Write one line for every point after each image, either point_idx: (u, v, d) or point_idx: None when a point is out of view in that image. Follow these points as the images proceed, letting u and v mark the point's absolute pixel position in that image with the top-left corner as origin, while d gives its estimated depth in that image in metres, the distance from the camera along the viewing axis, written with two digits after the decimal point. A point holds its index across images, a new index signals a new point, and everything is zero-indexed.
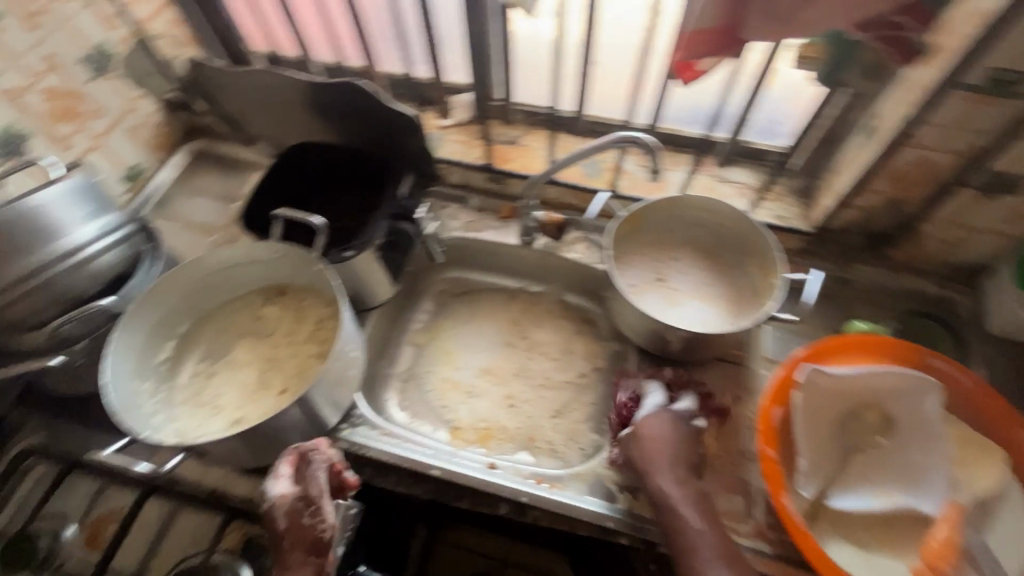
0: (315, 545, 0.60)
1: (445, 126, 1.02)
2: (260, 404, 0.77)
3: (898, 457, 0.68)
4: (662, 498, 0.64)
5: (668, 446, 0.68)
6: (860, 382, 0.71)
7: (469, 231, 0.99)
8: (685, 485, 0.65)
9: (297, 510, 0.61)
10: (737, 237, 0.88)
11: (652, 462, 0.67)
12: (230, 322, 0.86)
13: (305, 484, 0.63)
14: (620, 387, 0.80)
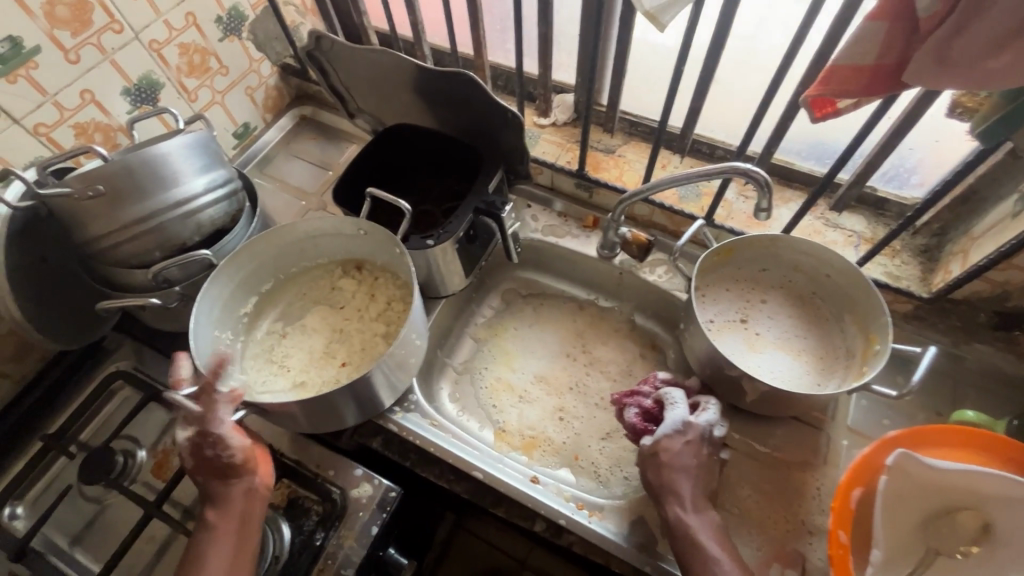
0: (225, 470, 0.63)
1: (543, 124, 0.99)
2: (322, 372, 0.81)
3: (990, 572, 0.61)
4: (681, 529, 0.63)
5: (683, 472, 0.66)
6: (960, 480, 0.62)
7: (549, 235, 0.98)
8: (702, 513, 0.65)
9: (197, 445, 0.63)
10: (840, 291, 0.80)
11: (672, 492, 0.65)
12: (310, 291, 0.90)
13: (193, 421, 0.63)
14: (626, 401, 0.75)
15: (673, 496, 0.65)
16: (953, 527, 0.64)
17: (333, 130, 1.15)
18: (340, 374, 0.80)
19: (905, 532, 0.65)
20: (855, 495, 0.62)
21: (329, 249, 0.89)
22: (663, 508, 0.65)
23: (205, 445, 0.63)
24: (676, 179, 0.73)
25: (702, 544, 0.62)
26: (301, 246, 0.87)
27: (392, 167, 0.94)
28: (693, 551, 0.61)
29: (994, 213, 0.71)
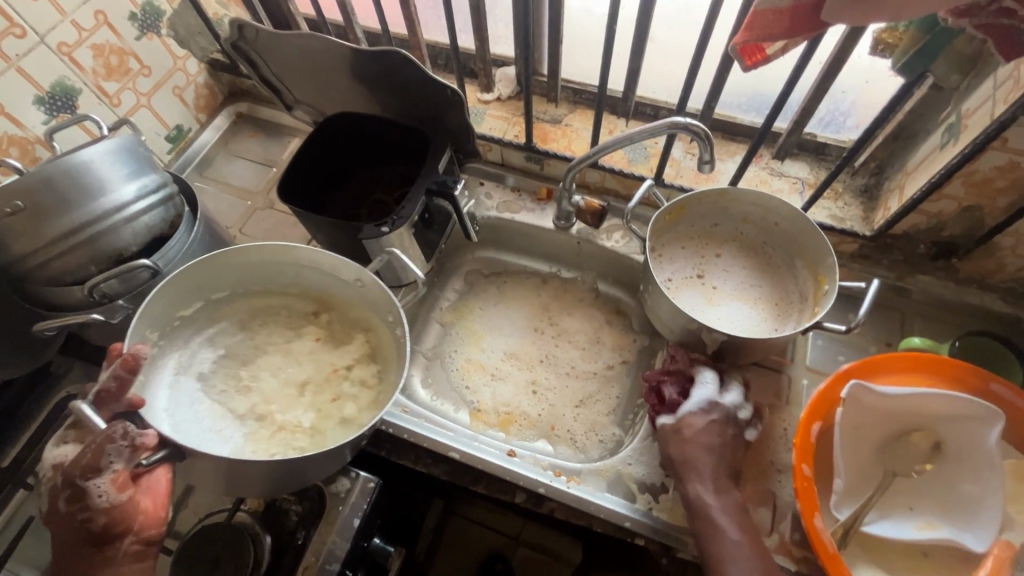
0: (92, 538, 0.56)
1: (486, 100, 0.98)
2: (290, 408, 0.77)
3: (946, 486, 0.64)
4: (697, 506, 0.64)
5: (706, 450, 0.67)
6: (911, 404, 0.65)
7: (504, 212, 0.97)
8: (723, 493, 0.65)
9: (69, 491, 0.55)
10: (788, 239, 0.83)
11: (693, 467, 0.66)
12: (260, 325, 0.84)
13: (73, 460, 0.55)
14: (664, 380, 0.75)
15: (690, 471, 0.66)
16: (908, 449, 0.67)
17: (273, 125, 1.11)
18: (308, 420, 0.75)
19: (865, 459, 0.68)
20: (815, 430, 0.65)
21: (304, 282, 0.84)
22: (683, 482, 0.66)
23: (72, 504, 0.55)
24: (621, 141, 0.73)
25: (714, 519, 0.62)
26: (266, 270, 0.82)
27: (336, 156, 0.91)
28: (705, 524, 0.63)
29: (924, 147, 0.74)
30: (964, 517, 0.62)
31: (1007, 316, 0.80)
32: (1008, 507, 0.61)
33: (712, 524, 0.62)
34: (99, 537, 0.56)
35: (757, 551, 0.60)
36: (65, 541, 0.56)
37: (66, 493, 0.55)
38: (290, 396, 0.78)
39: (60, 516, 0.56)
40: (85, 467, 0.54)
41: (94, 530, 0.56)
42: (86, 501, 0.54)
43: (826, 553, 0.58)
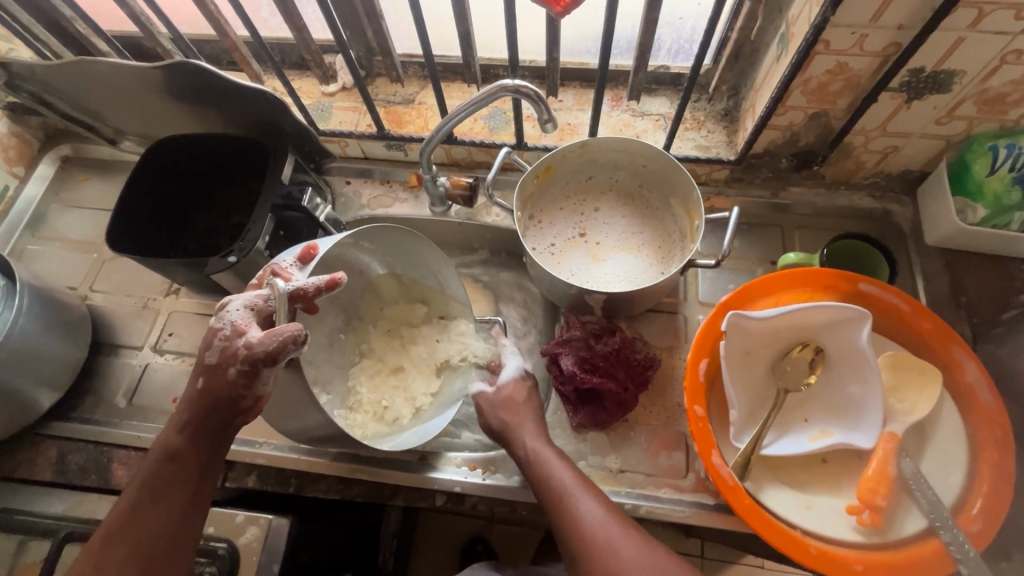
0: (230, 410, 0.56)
1: (331, 92, 0.91)
2: (415, 384, 0.75)
3: (833, 392, 0.66)
4: (533, 464, 0.64)
5: (519, 408, 0.69)
6: (790, 321, 0.66)
7: (377, 207, 0.91)
8: (551, 445, 0.66)
9: (235, 360, 0.54)
10: (659, 177, 0.81)
11: (516, 429, 0.67)
12: (355, 288, 0.76)
13: (256, 339, 0.54)
14: (559, 350, 0.73)
15: (516, 434, 0.67)
16: (795, 365, 0.68)
17: (107, 162, 1.00)
18: (424, 401, 0.74)
19: (758, 383, 0.68)
20: (704, 367, 0.65)
21: (433, 284, 0.79)
22: (512, 445, 0.67)
23: (241, 379, 0.54)
24: (462, 111, 0.69)
25: (550, 471, 0.63)
26: (426, 262, 0.76)
27: (172, 188, 0.81)
28: (542, 479, 0.63)
29: (764, 61, 0.73)
30: (852, 417, 0.64)
31: (875, 211, 0.82)
32: (888, 398, 0.64)
33: (546, 471, 0.63)
34: (228, 411, 0.57)
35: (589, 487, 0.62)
36: (197, 396, 0.57)
37: (240, 364, 0.54)
38: (408, 363, 0.77)
39: (210, 375, 0.56)
40: (267, 354, 0.53)
41: (238, 409, 0.56)
42: (255, 381, 0.55)
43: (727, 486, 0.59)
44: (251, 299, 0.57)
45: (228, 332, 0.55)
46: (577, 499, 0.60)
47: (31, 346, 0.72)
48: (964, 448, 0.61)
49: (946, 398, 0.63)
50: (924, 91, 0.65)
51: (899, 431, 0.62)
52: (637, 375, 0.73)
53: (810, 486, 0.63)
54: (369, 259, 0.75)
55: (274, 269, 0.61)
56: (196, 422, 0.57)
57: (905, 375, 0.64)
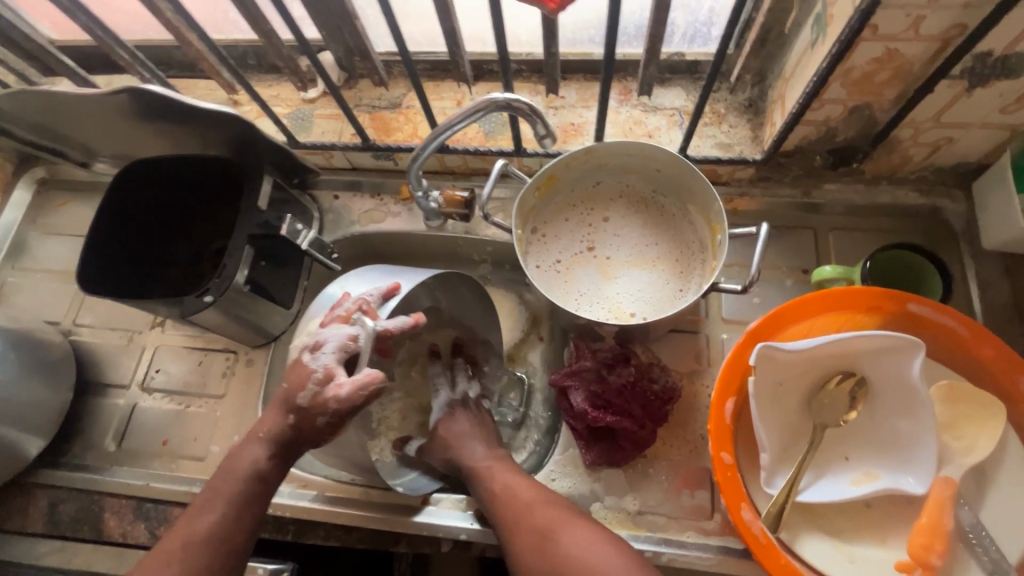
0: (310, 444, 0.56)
1: (311, 99, 0.83)
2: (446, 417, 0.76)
3: (878, 428, 0.58)
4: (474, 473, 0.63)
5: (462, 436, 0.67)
6: (829, 350, 0.58)
7: (368, 223, 0.84)
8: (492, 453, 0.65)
9: (323, 407, 0.53)
10: (676, 182, 0.72)
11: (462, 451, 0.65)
12: None
13: (345, 393, 0.52)
14: (569, 384, 0.67)
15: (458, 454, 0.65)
16: (834, 397, 0.61)
17: (83, 184, 0.94)
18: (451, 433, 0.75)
19: (792, 418, 0.61)
20: (731, 407, 0.58)
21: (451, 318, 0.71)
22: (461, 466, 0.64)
23: (331, 427, 0.54)
24: (450, 125, 0.61)
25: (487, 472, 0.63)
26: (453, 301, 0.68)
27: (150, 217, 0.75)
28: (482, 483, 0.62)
29: (796, 46, 0.63)
30: (901, 458, 0.57)
31: (924, 209, 0.73)
32: (943, 435, 0.56)
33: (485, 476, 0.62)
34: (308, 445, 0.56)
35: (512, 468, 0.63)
36: (289, 430, 0.56)
37: (331, 416, 0.53)
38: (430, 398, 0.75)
39: (300, 415, 0.54)
40: (350, 406, 0.52)
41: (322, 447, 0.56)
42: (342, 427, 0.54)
43: (755, 539, 0.54)
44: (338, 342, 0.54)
45: (316, 376, 0.53)
46: (500, 479, 0.61)
47: (9, 395, 0.69)
48: None
49: (1011, 437, 0.55)
50: (989, 78, 0.55)
51: (956, 475, 0.54)
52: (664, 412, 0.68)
53: (851, 535, 0.57)
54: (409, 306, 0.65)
55: (355, 298, 0.57)
56: (284, 453, 0.57)
57: (963, 410, 0.56)
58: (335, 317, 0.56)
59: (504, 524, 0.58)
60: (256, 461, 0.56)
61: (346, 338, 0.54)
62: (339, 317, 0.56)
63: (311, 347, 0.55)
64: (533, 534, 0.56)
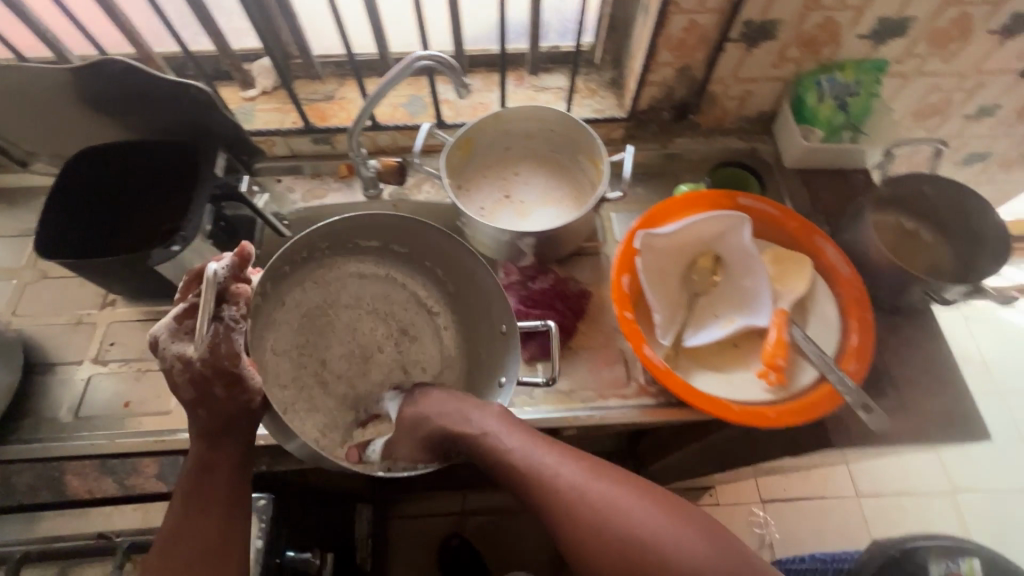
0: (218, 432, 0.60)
1: (251, 96, 0.95)
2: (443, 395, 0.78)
3: (732, 287, 0.78)
4: (482, 448, 0.63)
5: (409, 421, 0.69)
6: (689, 232, 0.78)
7: (312, 199, 0.95)
8: (495, 417, 0.65)
9: (206, 375, 0.56)
10: (567, 138, 0.91)
11: (451, 423, 0.66)
12: (388, 296, 0.82)
13: (222, 348, 0.56)
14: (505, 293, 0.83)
15: (460, 425, 0.65)
16: (700, 272, 0.80)
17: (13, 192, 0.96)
18: None
19: (674, 292, 0.79)
20: (626, 281, 0.75)
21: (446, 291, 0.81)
22: (459, 438, 0.65)
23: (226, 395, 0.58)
24: (384, 86, 0.75)
25: (506, 444, 0.62)
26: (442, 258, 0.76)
27: (107, 174, 0.79)
28: (496, 456, 0.62)
29: (635, 29, 0.87)
30: (751, 305, 0.76)
31: (746, 150, 0.98)
32: (775, 285, 0.77)
33: (503, 448, 0.62)
34: (225, 427, 0.60)
35: (546, 445, 0.62)
36: (205, 463, 0.60)
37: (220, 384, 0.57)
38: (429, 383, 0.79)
39: (209, 407, 0.58)
40: (227, 358, 0.56)
41: (249, 413, 0.60)
42: (238, 391, 0.58)
43: (655, 366, 0.70)
44: (208, 377, 0.56)
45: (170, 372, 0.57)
46: (556, 467, 0.59)
47: None
48: (835, 312, 0.75)
49: (816, 278, 0.77)
50: (757, 39, 0.81)
51: (786, 307, 0.75)
52: (568, 302, 0.83)
53: (727, 367, 0.74)
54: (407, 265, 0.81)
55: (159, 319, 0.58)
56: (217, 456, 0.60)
57: (783, 265, 0.78)
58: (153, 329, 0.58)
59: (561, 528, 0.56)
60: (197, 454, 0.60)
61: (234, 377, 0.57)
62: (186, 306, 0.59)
63: (182, 384, 0.57)
64: (616, 543, 0.53)
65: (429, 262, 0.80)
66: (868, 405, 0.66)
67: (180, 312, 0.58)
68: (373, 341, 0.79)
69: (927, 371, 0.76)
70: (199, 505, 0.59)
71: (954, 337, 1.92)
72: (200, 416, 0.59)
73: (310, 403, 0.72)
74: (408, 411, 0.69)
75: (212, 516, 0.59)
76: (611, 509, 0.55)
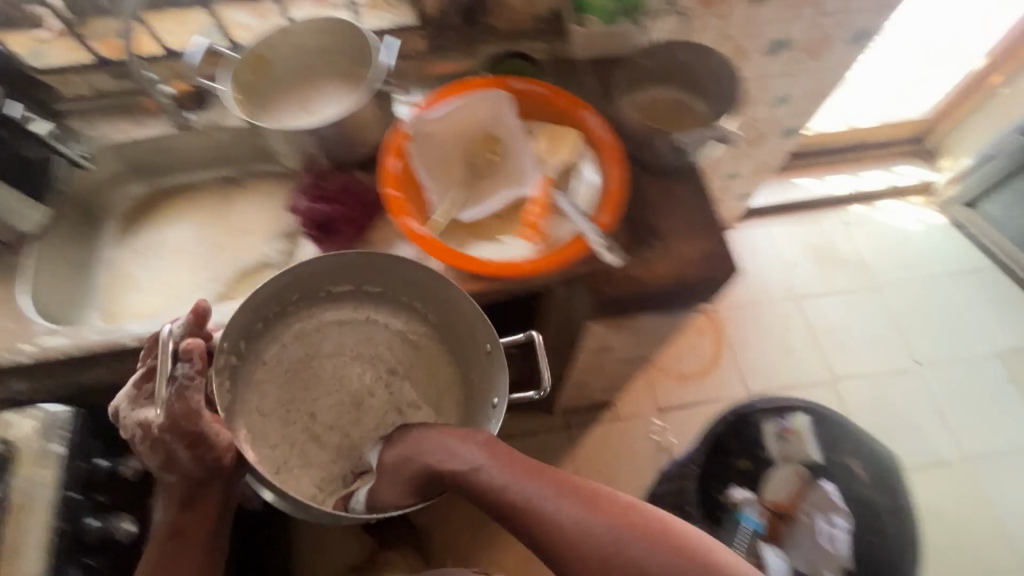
0: (192, 494, 0.74)
1: (44, 39, 0.96)
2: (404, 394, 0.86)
3: (507, 164, 0.84)
4: (467, 480, 0.73)
5: (387, 466, 0.77)
6: (460, 117, 0.83)
7: (121, 134, 0.98)
8: (478, 450, 0.74)
9: (168, 434, 0.67)
10: (358, 46, 0.94)
11: (438, 458, 0.74)
12: (376, 339, 0.87)
13: (179, 422, 0.66)
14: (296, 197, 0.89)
15: (444, 458, 0.74)
16: (480, 154, 0.85)
17: None
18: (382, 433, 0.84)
19: (455, 174, 0.84)
20: (397, 165, 0.78)
21: (422, 369, 0.88)
22: (439, 471, 0.74)
23: (189, 450, 0.68)
24: None
25: (483, 474, 0.73)
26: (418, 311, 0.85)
27: None
28: (478, 489, 0.73)
29: None
30: (521, 177, 0.82)
31: None
32: (543, 156, 0.82)
33: (486, 480, 0.73)
34: (200, 482, 0.74)
35: (535, 474, 0.73)
36: (182, 492, 0.74)
37: (173, 433, 0.66)
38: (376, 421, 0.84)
39: (177, 467, 0.71)
40: (187, 416, 0.66)
41: (216, 470, 0.72)
42: (201, 442, 0.68)
43: (422, 239, 0.75)
44: (168, 428, 0.66)
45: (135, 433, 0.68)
46: (546, 502, 0.70)
47: None
48: (594, 173, 0.80)
49: (580, 145, 0.82)
50: None
51: (551, 174, 0.81)
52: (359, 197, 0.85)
53: (501, 236, 0.80)
54: (377, 306, 0.87)
55: (119, 401, 0.70)
56: (187, 500, 0.75)
57: (551, 137, 0.83)
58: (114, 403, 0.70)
59: (530, 524, 0.70)
60: (170, 517, 0.75)
61: (192, 432, 0.67)
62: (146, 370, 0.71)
63: (146, 447, 0.68)
64: (595, 559, 0.66)
65: (401, 313, 0.87)
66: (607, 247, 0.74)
67: (139, 377, 0.71)
68: (363, 389, 0.85)
69: (689, 223, 0.82)
70: (178, 559, 0.75)
71: (831, 241, 2.03)
72: (178, 476, 0.72)
73: (305, 458, 0.81)
74: (385, 456, 0.78)
75: (194, 552, 0.77)
76: (609, 551, 0.66)
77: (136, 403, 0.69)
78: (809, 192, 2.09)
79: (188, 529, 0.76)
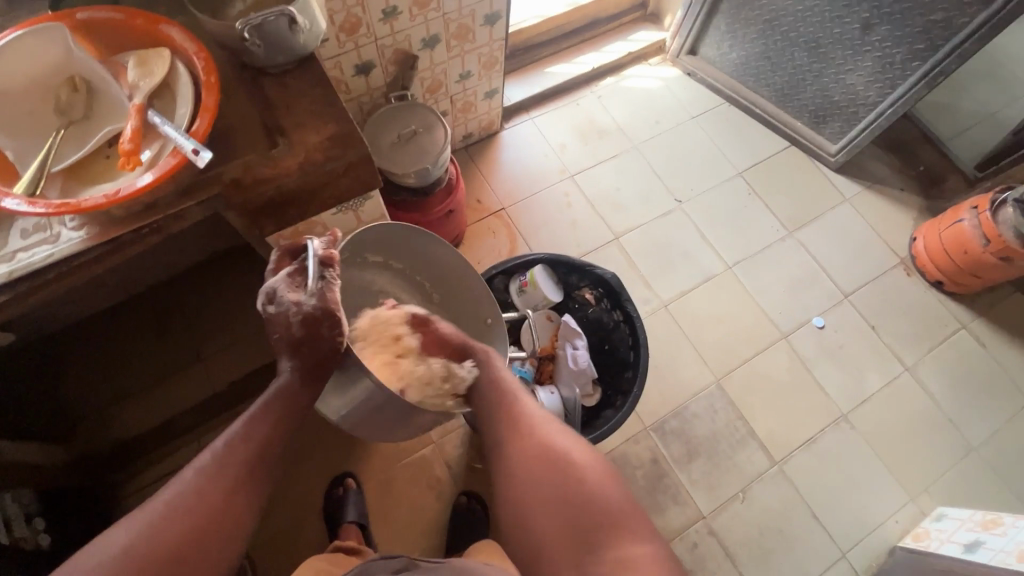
0: (324, 356, 0.90)
1: None
2: None
3: (103, 102, 0.81)
4: (486, 379, 1.11)
5: (455, 338, 1.14)
6: (19, 62, 0.76)
7: None
8: (491, 369, 1.11)
9: (309, 318, 0.86)
10: None
11: (465, 344, 1.14)
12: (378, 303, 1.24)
13: (322, 301, 0.86)
14: None
15: (487, 357, 1.12)
16: (66, 98, 0.80)
17: None
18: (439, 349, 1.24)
19: (46, 125, 0.79)
20: None
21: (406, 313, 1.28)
22: (466, 353, 1.13)
23: (309, 331, 0.87)
24: None
25: (495, 372, 1.11)
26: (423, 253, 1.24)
27: None
28: (490, 386, 1.10)
29: None
30: (119, 112, 0.80)
31: None
32: (131, 83, 0.80)
33: (496, 376, 1.10)
34: (321, 360, 0.91)
35: (527, 397, 1.08)
36: (304, 360, 0.90)
37: (302, 323, 0.86)
38: None
39: (304, 347, 0.89)
40: (327, 312, 0.86)
41: (330, 355, 0.90)
42: (323, 336, 0.88)
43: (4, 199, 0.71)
44: (315, 317, 0.86)
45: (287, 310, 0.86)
46: (522, 399, 1.07)
47: None
48: (186, 86, 0.79)
49: (167, 61, 0.80)
50: None
51: (142, 99, 0.78)
52: None
53: (113, 175, 0.78)
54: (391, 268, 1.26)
55: (272, 285, 0.87)
56: (314, 371, 0.92)
57: (135, 62, 0.81)
58: (269, 286, 0.87)
59: (511, 412, 1.06)
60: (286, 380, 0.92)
61: (332, 318, 0.87)
62: (284, 277, 0.87)
63: (298, 324, 0.86)
64: (534, 444, 0.99)
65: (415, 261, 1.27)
66: (198, 149, 0.74)
67: (290, 270, 0.88)
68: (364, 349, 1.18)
69: (314, 114, 0.86)
70: (272, 424, 0.90)
71: (591, 116, 2.19)
72: (302, 352, 0.89)
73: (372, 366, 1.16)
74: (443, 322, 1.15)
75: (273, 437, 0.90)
76: (558, 451, 0.97)
77: (291, 288, 0.86)
78: (563, 74, 2.20)
79: (258, 454, 0.87)
